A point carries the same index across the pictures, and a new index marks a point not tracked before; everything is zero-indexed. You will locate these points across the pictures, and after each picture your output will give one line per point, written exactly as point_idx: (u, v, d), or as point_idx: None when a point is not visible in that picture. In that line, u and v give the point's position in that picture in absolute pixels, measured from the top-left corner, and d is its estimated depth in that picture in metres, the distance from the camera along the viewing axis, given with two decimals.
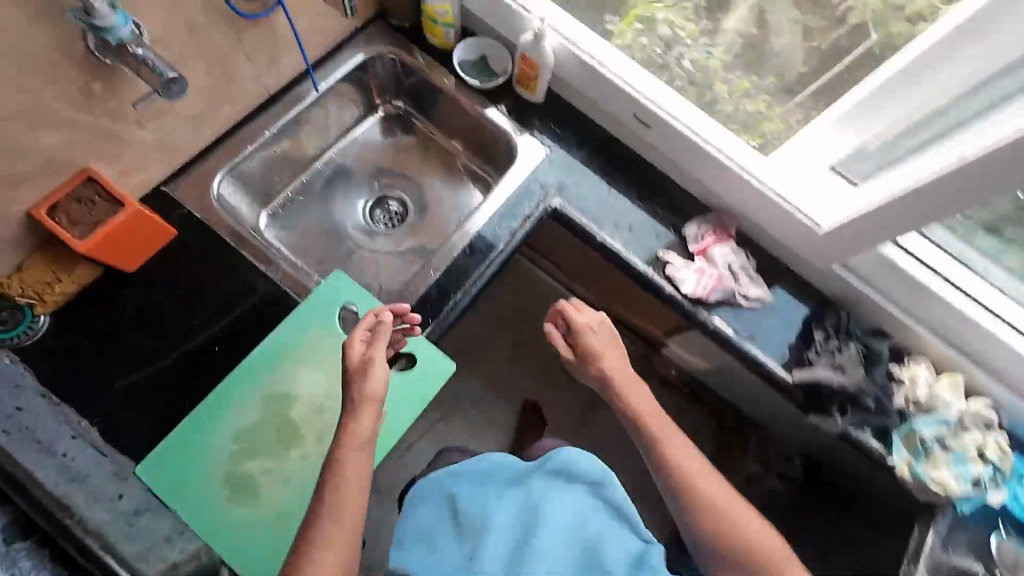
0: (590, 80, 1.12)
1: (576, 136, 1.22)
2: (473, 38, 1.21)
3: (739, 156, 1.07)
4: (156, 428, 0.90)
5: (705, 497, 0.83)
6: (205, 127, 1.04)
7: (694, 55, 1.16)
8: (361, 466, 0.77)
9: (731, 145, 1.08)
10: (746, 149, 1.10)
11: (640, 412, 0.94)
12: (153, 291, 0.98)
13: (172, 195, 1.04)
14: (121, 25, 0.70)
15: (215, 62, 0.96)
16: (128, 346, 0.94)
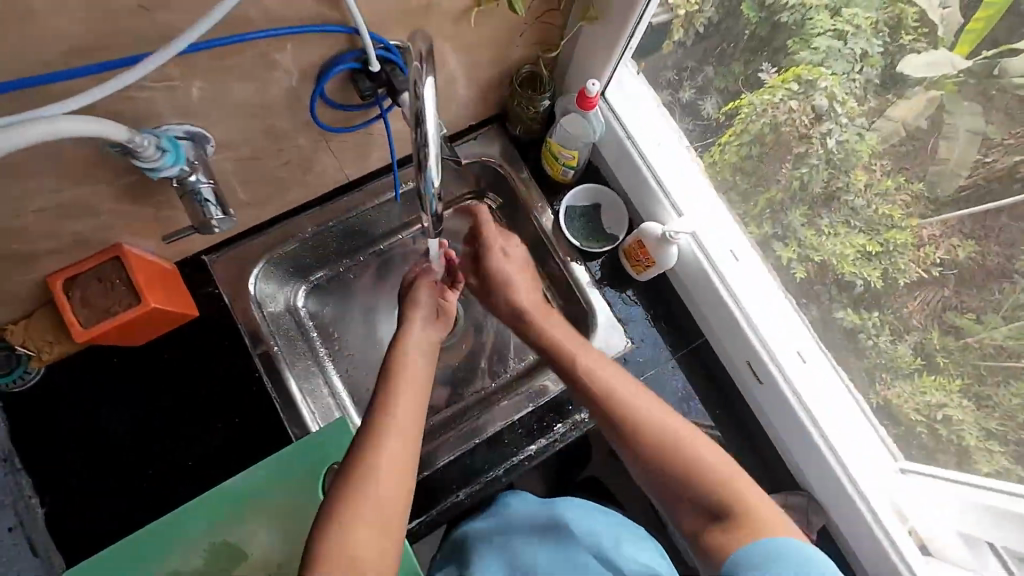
0: (716, 311, 0.97)
1: (670, 332, 1.04)
2: (594, 185, 1.04)
3: (849, 463, 0.90)
4: (103, 531, 0.83)
5: (739, 499, 0.64)
6: (267, 208, 0.92)
7: (844, 134, 0.80)
8: (401, 476, 0.68)
9: (844, 445, 0.91)
10: (865, 457, 0.92)
11: (669, 441, 0.69)
12: (154, 370, 0.89)
13: (209, 268, 0.94)
14: (169, 167, 0.60)
15: (293, 158, 0.84)
16: (109, 425, 0.87)
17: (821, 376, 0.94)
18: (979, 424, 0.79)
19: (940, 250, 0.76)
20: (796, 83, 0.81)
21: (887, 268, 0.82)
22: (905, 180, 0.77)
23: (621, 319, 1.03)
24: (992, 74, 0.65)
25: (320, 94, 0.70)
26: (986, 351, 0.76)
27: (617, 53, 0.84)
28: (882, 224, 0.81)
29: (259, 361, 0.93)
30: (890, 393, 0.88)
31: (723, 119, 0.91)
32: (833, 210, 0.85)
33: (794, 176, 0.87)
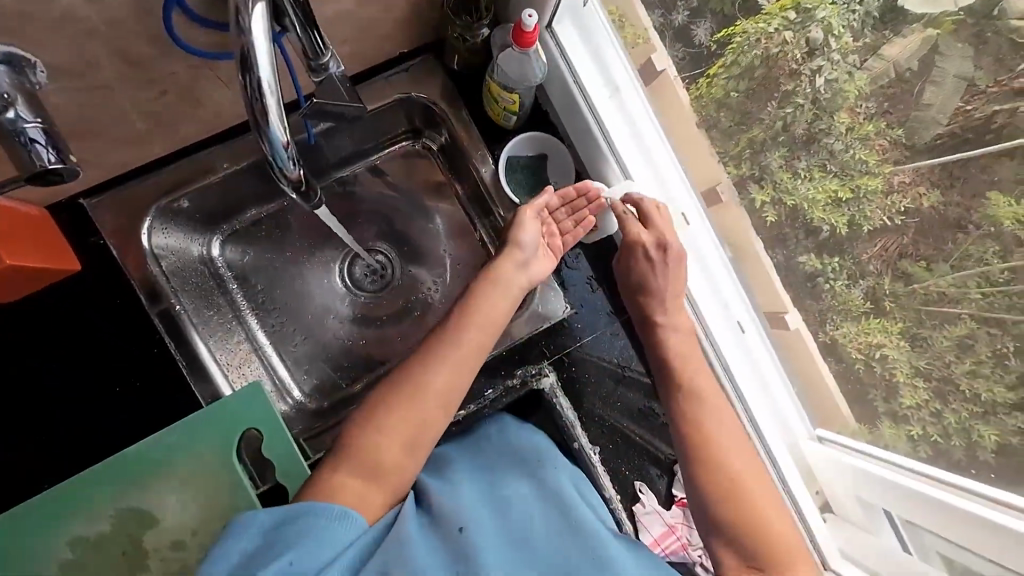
0: None
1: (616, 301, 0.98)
2: (539, 133, 0.94)
3: (766, 431, 0.93)
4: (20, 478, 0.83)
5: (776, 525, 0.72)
6: (153, 145, 0.80)
7: (835, 72, 0.74)
8: (436, 406, 0.71)
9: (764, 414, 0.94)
10: (780, 423, 0.95)
11: (754, 494, 0.74)
12: (53, 321, 0.85)
13: (88, 213, 0.82)
14: None
15: (170, 90, 0.70)
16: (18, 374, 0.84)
17: (753, 346, 0.94)
18: (911, 362, 0.76)
19: (906, 198, 0.73)
20: (795, 12, 0.73)
21: (854, 215, 0.77)
22: (885, 126, 0.72)
23: (562, 283, 0.98)
24: (992, 15, 0.62)
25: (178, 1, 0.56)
26: (929, 296, 0.73)
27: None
28: (855, 169, 0.76)
29: (159, 322, 0.85)
30: (836, 333, 0.83)
31: (715, 49, 0.80)
32: (811, 151, 0.78)
33: (777, 117, 0.79)
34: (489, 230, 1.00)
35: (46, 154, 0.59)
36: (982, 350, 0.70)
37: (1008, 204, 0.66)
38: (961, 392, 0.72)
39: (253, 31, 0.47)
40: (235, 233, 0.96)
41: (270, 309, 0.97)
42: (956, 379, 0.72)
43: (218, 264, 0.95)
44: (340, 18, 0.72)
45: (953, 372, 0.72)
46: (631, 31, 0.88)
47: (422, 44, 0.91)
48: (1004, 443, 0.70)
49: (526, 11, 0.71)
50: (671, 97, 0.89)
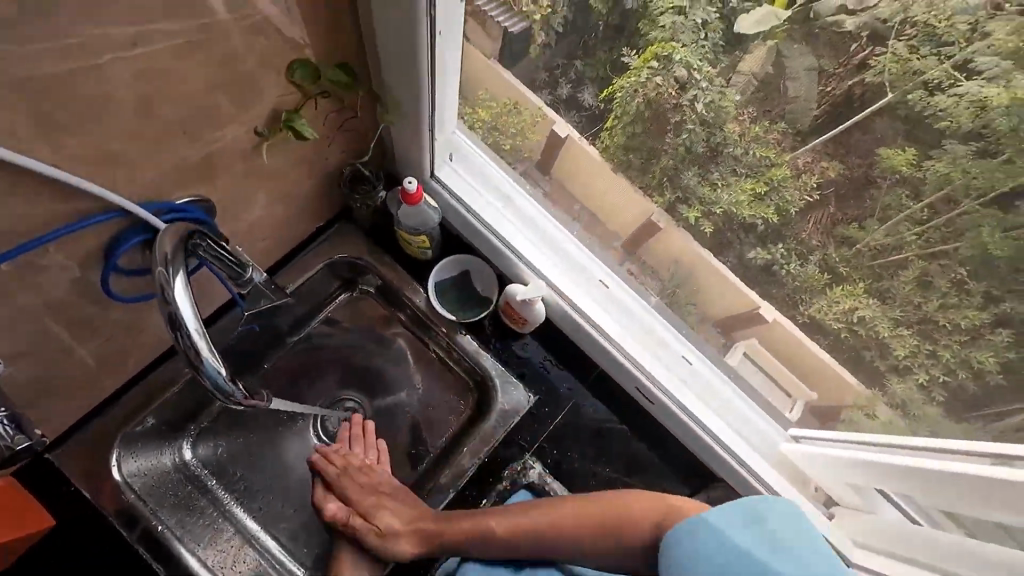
0: (594, 348, 1.04)
1: (570, 372, 1.08)
2: (458, 256, 1.05)
3: (742, 450, 0.99)
4: None
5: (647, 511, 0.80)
6: (108, 382, 0.86)
7: (709, 95, 0.85)
8: None
9: (734, 434, 1.00)
10: (758, 437, 1.01)
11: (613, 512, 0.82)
12: None
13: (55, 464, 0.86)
14: None
15: (117, 332, 0.78)
16: None
17: (699, 372, 1.03)
18: (889, 315, 0.85)
19: (814, 174, 0.83)
20: (656, 61, 0.84)
21: (779, 204, 0.88)
22: (773, 124, 0.83)
23: (519, 374, 1.07)
24: (810, 19, 0.71)
25: (113, 268, 0.66)
26: (875, 250, 0.83)
27: (428, 131, 0.84)
28: (762, 165, 0.87)
29: (143, 548, 0.86)
30: (812, 309, 0.92)
31: (604, 106, 0.92)
32: (720, 163, 0.91)
33: (679, 142, 0.91)
34: (440, 347, 1.08)
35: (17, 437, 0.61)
36: (941, 282, 0.78)
37: (898, 153, 0.75)
38: (943, 326, 0.80)
39: (176, 296, 0.52)
40: (203, 430, 0.98)
41: (254, 493, 0.98)
42: (932, 317, 0.81)
43: (194, 466, 0.97)
44: (252, 223, 0.85)
45: (927, 312, 0.81)
46: (529, 114, 0.97)
47: (332, 215, 1.04)
48: (1005, 361, 0.76)
49: (406, 179, 0.85)
50: (585, 158, 1.00)
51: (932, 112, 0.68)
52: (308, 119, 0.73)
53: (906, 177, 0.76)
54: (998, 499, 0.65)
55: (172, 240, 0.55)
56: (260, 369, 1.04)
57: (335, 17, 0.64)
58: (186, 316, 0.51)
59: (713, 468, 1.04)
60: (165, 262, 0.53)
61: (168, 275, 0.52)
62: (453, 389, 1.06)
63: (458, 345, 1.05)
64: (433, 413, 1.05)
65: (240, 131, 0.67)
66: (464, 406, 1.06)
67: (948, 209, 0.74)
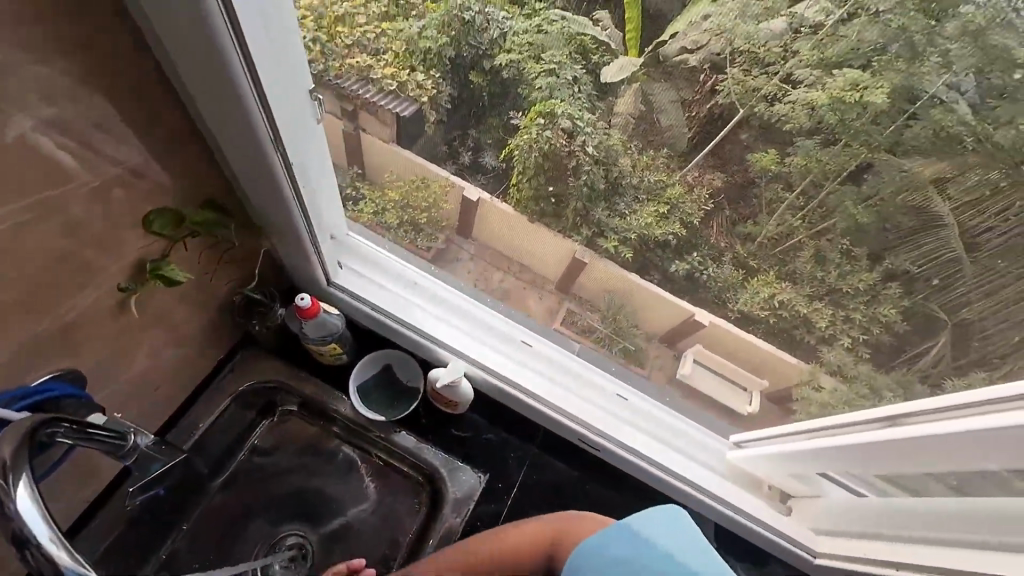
0: (531, 409, 1.06)
1: (513, 437, 1.08)
2: (375, 352, 1.03)
3: (690, 469, 1.03)
4: None
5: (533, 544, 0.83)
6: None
7: (596, 135, 0.76)
8: None
9: (678, 456, 1.03)
10: (705, 451, 1.05)
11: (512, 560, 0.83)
12: None
13: None
14: None
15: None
16: None
17: (635, 406, 1.05)
18: (801, 293, 0.80)
19: (705, 186, 0.75)
20: (543, 118, 0.76)
21: (684, 218, 0.79)
22: (660, 151, 0.75)
23: (465, 455, 1.05)
24: (659, 59, 0.65)
25: None
26: (772, 239, 0.76)
27: (312, 246, 0.85)
28: (659, 187, 0.78)
29: None
30: (741, 304, 0.84)
31: (507, 165, 0.82)
32: (623, 194, 0.81)
33: (583, 184, 0.81)
34: (381, 450, 1.01)
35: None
36: (832, 254, 0.74)
37: (764, 156, 0.69)
38: (847, 292, 0.76)
39: (22, 512, 0.40)
40: None
41: None
42: (837, 285, 0.76)
43: None
44: (138, 379, 0.79)
45: (830, 282, 0.76)
46: (438, 185, 0.88)
47: (231, 345, 0.98)
48: (903, 310, 0.74)
49: (298, 296, 0.85)
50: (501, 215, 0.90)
51: (775, 119, 0.65)
52: (177, 263, 0.71)
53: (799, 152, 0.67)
54: (921, 457, 0.69)
55: (10, 442, 0.44)
56: (179, 532, 0.91)
57: (185, 165, 0.64)
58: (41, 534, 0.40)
59: (668, 493, 1.06)
60: (3, 471, 0.41)
61: (9, 486, 0.41)
62: (402, 493, 1.00)
63: (397, 446, 1.00)
64: (386, 524, 0.98)
65: (99, 294, 0.63)
66: (419, 509, 0.99)
67: (817, 193, 0.70)
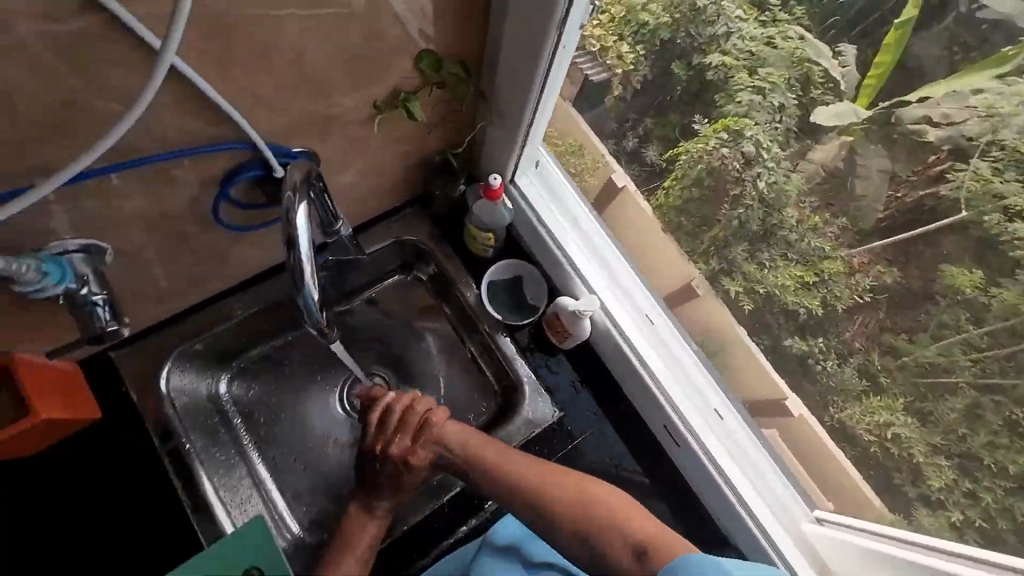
0: (631, 376, 1.03)
1: (598, 397, 1.07)
2: (514, 261, 1.09)
3: (764, 519, 0.94)
4: None
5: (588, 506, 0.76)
6: (180, 299, 0.92)
7: (774, 176, 0.92)
8: None
9: (758, 501, 0.96)
10: (783, 505, 0.97)
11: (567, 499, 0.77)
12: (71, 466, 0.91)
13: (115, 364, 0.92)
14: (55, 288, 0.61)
15: (207, 256, 0.85)
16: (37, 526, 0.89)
17: (733, 430, 1.01)
18: (926, 439, 0.87)
19: (869, 276, 0.89)
20: (727, 132, 0.92)
21: (827, 296, 0.92)
22: (831, 217, 0.90)
23: (548, 388, 1.06)
24: (890, 122, 0.82)
25: (225, 197, 0.73)
26: (922, 368, 0.86)
27: (518, 144, 0.92)
28: (816, 255, 0.93)
29: (168, 462, 0.92)
30: (843, 414, 0.94)
31: (666, 165, 0.99)
32: (771, 244, 0.96)
33: (732, 217, 0.97)
34: (478, 346, 1.11)
35: (109, 322, 0.70)
36: (993, 418, 0.82)
37: (965, 273, 0.81)
38: (988, 465, 0.83)
39: (298, 224, 0.60)
40: (242, 368, 1.03)
41: (271, 439, 1.01)
42: (979, 453, 0.84)
43: (225, 401, 1.00)
44: (341, 188, 0.91)
45: (971, 446, 0.84)
46: (592, 158, 1.06)
47: (409, 198, 1.10)
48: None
49: (491, 175, 0.91)
50: (638, 209, 1.07)
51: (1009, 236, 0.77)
52: (419, 103, 0.80)
53: (891, 295, 0.87)
54: None
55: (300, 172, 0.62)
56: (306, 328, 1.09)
57: (472, 15, 0.70)
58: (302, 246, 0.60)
59: (729, 528, 0.99)
60: (294, 189, 0.60)
61: (296, 203, 0.59)
62: (479, 387, 1.09)
63: (500, 350, 1.07)
64: (456, 405, 1.08)
65: (360, 99, 0.73)
66: (486, 409, 1.07)
67: (1010, 341, 0.79)
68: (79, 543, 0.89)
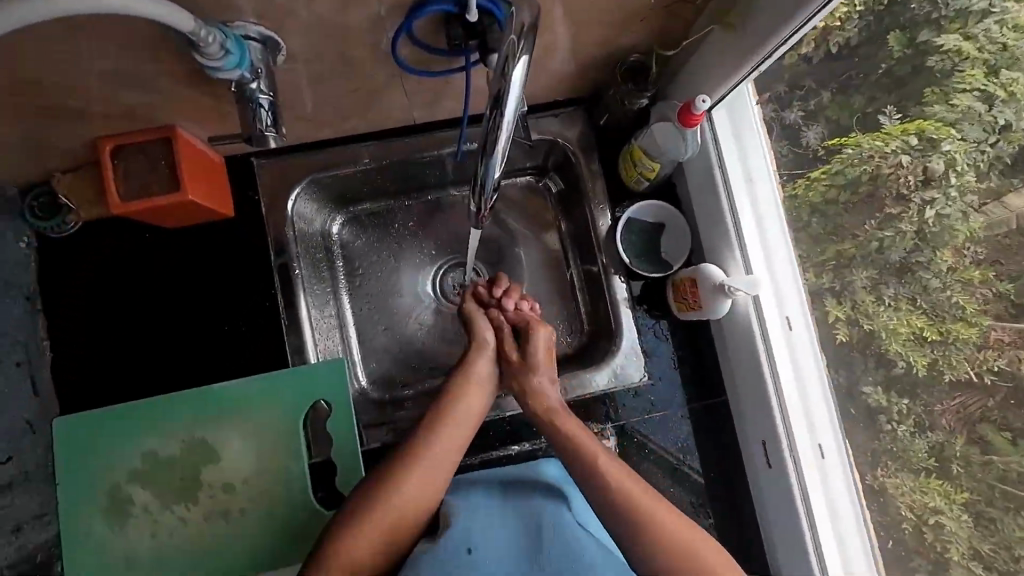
0: (750, 376, 0.89)
1: (691, 380, 0.97)
2: (663, 205, 0.95)
3: None
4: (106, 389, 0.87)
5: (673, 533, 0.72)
6: (324, 128, 0.89)
7: (948, 208, 0.71)
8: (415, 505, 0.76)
9: (836, 554, 0.83)
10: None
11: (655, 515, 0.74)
12: (182, 250, 0.91)
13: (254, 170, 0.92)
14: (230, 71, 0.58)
15: (364, 89, 0.79)
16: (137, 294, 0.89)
17: (838, 480, 0.85)
18: (973, 542, 0.71)
19: (1001, 356, 0.68)
20: (916, 138, 0.72)
21: (937, 359, 0.72)
22: (993, 275, 0.68)
23: (644, 351, 0.96)
24: None
25: (407, 30, 0.65)
26: (1008, 473, 0.67)
27: (743, 73, 0.74)
28: (949, 312, 0.71)
29: (275, 273, 0.91)
30: (888, 481, 0.79)
31: (820, 154, 0.82)
32: (903, 281, 0.75)
33: (873, 237, 0.78)
34: (580, 275, 1.02)
35: (268, 127, 0.65)
36: None
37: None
38: None
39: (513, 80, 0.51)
40: (357, 216, 1.05)
41: (364, 290, 1.04)
42: None
43: (334, 241, 1.04)
44: None
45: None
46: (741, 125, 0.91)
47: (578, 96, 0.97)
48: None
49: (700, 96, 0.72)
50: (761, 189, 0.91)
51: None
52: None
53: (1017, 386, 0.67)
54: None
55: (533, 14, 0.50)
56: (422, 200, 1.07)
57: None
58: (510, 107, 0.53)
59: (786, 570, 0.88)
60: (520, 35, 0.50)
61: (518, 52, 0.50)
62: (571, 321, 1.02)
63: (609, 290, 0.95)
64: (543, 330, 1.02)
65: None
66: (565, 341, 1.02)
67: None
68: (171, 329, 0.89)
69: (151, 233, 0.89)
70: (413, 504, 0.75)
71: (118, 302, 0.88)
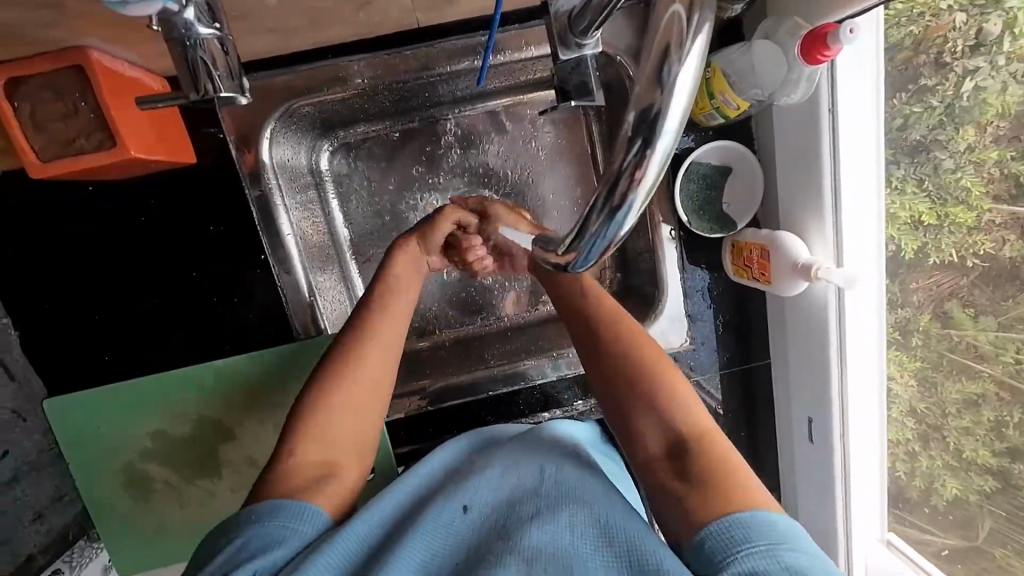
0: (811, 354, 0.76)
1: (732, 346, 0.88)
2: (739, 147, 0.75)
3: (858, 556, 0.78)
4: (91, 370, 0.77)
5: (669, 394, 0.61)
6: (296, 43, 0.69)
7: (989, 79, 0.57)
8: (365, 393, 0.63)
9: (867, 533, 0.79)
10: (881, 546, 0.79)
11: (645, 374, 0.62)
12: (138, 205, 0.73)
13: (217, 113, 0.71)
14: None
15: None
16: (95, 258, 0.74)
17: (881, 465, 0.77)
18: (908, 402, 0.72)
19: (989, 240, 0.61)
20: None
21: (926, 242, 0.66)
22: (1010, 155, 0.58)
23: (688, 316, 0.86)
24: None
25: None
26: (958, 344, 0.66)
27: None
28: (950, 196, 0.63)
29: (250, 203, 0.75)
30: None
31: None
32: (914, 162, 0.65)
33: (898, 113, 0.65)
34: None
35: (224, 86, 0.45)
36: (987, 412, 0.65)
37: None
38: (946, 444, 0.70)
39: (677, 89, 0.29)
40: (349, 143, 0.83)
41: (361, 233, 0.86)
42: (945, 430, 0.70)
43: (325, 177, 0.83)
44: None
45: (945, 422, 0.70)
46: None
47: None
48: (960, 497, 0.71)
49: (850, 26, 0.53)
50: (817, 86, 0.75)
51: None
52: None
53: (993, 266, 0.61)
54: None
55: None
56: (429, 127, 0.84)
57: None
58: (677, 129, 0.29)
59: None
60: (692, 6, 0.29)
61: (687, 39, 0.29)
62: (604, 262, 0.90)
63: (652, 232, 0.83)
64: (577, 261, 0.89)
65: None
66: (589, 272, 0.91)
67: None
68: (148, 298, 0.76)
69: (95, 186, 0.72)
70: (349, 420, 0.62)
71: (76, 266, 0.74)
